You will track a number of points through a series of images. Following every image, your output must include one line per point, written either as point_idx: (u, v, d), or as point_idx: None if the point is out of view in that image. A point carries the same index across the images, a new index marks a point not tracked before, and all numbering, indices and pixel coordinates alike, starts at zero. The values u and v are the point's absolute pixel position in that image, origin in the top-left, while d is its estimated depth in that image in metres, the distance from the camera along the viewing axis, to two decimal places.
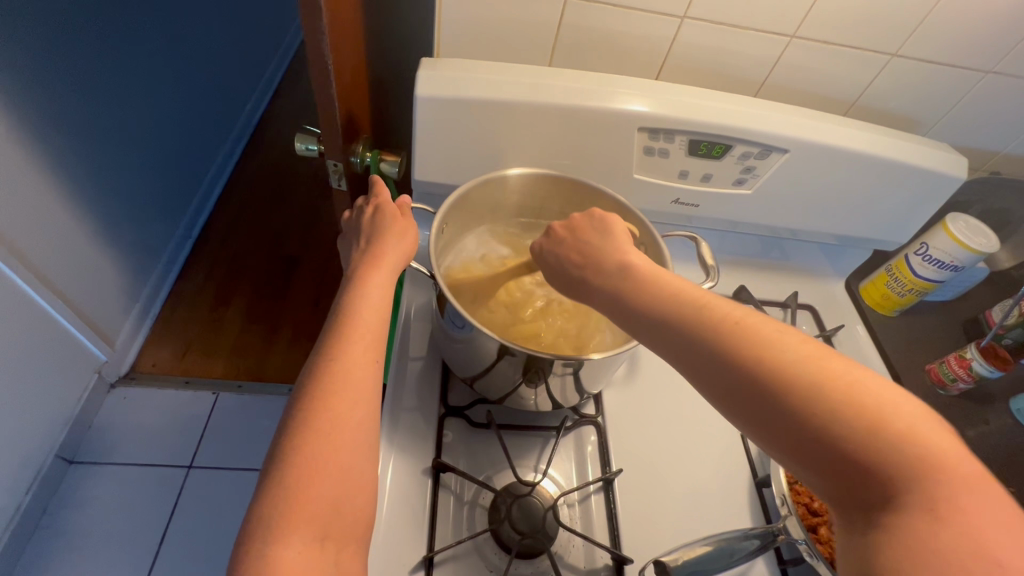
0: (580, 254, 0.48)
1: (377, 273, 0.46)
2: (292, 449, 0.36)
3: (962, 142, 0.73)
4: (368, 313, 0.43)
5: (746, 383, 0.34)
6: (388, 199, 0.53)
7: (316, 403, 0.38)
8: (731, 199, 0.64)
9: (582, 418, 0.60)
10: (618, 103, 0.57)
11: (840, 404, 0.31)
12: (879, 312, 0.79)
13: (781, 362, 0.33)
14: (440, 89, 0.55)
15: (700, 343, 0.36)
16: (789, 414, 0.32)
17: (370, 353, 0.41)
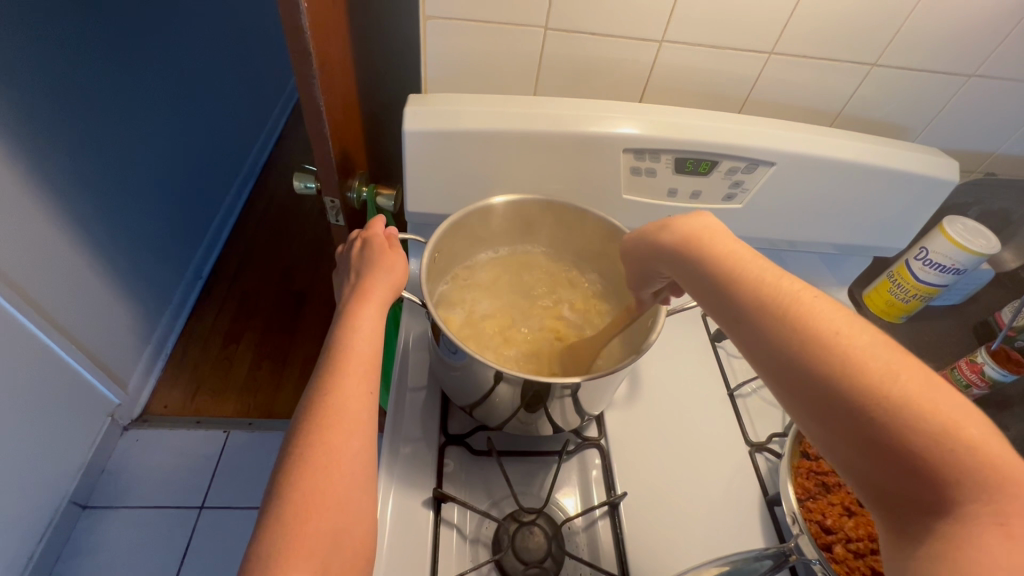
0: (650, 239, 0.46)
1: (369, 304, 0.47)
2: (288, 485, 0.36)
3: (952, 145, 0.73)
4: (361, 345, 0.44)
5: (807, 372, 0.32)
6: (377, 232, 0.54)
7: (310, 437, 0.38)
8: (723, 214, 0.65)
9: (584, 441, 0.59)
10: (602, 126, 0.58)
11: (875, 382, 0.30)
12: (886, 320, 0.77)
13: (817, 326, 0.32)
14: (427, 122, 0.57)
15: (765, 327, 0.34)
16: (851, 410, 0.30)
17: (363, 385, 0.41)
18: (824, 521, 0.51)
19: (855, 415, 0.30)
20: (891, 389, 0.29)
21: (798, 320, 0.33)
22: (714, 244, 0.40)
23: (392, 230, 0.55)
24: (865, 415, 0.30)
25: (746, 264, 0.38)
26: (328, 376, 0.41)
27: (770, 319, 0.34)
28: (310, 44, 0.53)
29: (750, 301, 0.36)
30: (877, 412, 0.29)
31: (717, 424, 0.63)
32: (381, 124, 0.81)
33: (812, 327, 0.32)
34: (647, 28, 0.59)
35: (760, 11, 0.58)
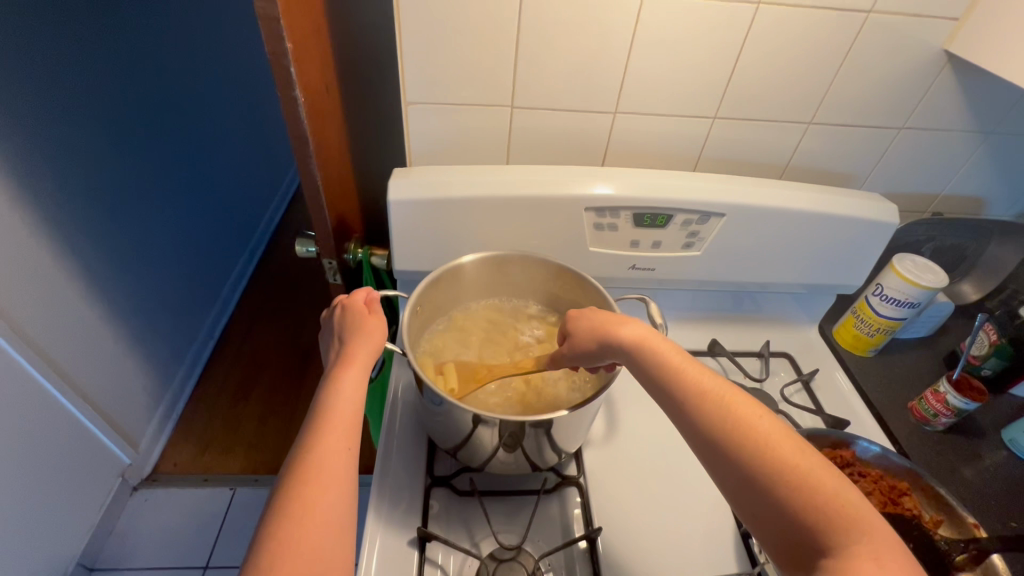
0: (590, 326, 0.55)
1: (354, 366, 0.53)
2: (271, 533, 0.41)
3: (897, 190, 0.79)
4: (343, 404, 0.49)
5: (718, 444, 0.41)
6: (359, 298, 0.61)
7: (293, 490, 0.42)
8: (683, 261, 0.71)
9: (564, 479, 0.62)
10: (564, 188, 0.65)
11: (769, 459, 0.39)
12: (856, 354, 0.80)
13: (720, 408, 0.42)
14: (409, 192, 0.64)
15: (685, 408, 0.44)
16: (750, 473, 0.39)
17: (345, 440, 0.46)
18: None
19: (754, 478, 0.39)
20: (781, 464, 0.38)
21: (714, 409, 0.42)
22: (651, 344, 0.49)
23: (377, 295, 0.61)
24: (763, 485, 0.38)
25: (669, 355, 0.48)
26: (313, 433, 0.46)
27: (694, 409, 0.43)
28: (307, 133, 0.61)
29: (679, 395, 0.45)
30: (771, 482, 0.38)
31: (692, 460, 0.66)
32: (374, 192, 0.90)
33: (721, 419, 0.42)
34: (601, 101, 0.67)
35: (699, 84, 0.66)
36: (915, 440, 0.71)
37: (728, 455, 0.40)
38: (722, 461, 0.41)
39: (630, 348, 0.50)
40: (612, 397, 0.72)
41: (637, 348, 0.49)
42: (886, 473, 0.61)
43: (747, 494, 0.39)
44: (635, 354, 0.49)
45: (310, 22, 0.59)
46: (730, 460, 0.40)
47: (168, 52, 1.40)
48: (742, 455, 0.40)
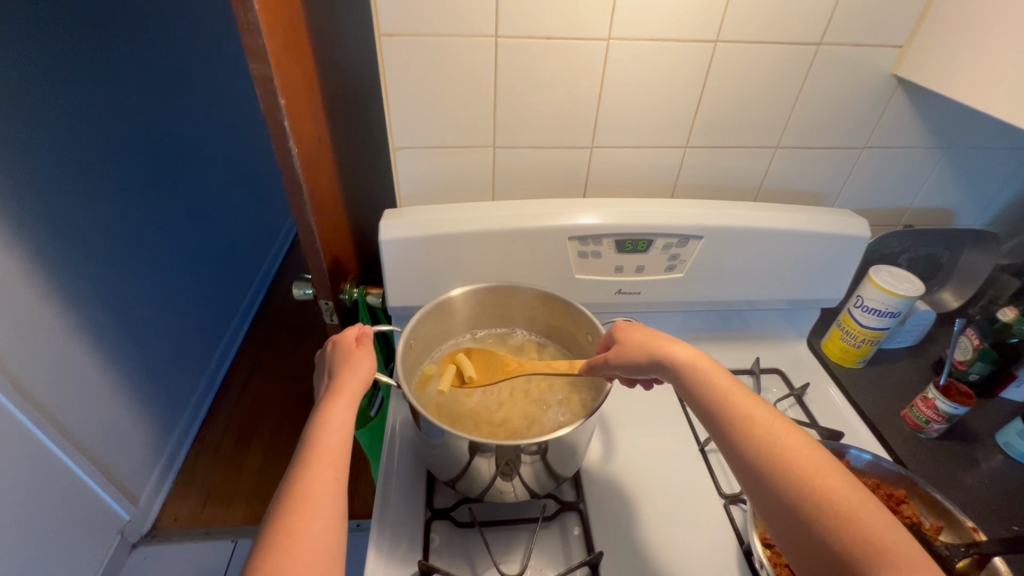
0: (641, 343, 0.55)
1: (344, 399, 0.54)
2: (260, 564, 0.41)
3: (869, 205, 0.83)
4: (333, 434, 0.50)
5: (766, 471, 0.42)
6: (349, 333, 0.63)
7: (282, 521, 0.43)
8: (668, 283, 0.73)
9: (564, 506, 0.62)
10: (547, 219, 0.68)
11: (812, 487, 0.40)
12: (846, 366, 0.82)
13: (771, 438, 0.44)
14: (399, 231, 0.67)
15: (735, 433, 0.45)
16: (794, 503, 0.40)
17: (335, 471, 0.47)
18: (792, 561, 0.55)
19: (799, 510, 0.40)
20: (824, 499, 0.39)
21: (763, 434, 0.44)
22: (701, 367, 0.50)
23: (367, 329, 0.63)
24: (802, 511, 0.40)
25: (722, 381, 0.49)
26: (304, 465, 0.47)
27: (742, 431, 0.45)
28: (301, 182, 0.65)
29: (727, 418, 0.47)
30: (811, 510, 0.40)
31: (690, 480, 0.67)
32: (368, 234, 0.93)
33: (771, 450, 0.43)
34: (576, 137, 0.71)
35: (668, 117, 0.71)
36: (911, 449, 0.71)
37: (771, 478, 0.42)
38: (764, 484, 0.42)
39: (680, 372, 0.51)
40: (609, 421, 0.73)
41: (687, 370, 0.51)
42: (882, 481, 0.61)
43: (786, 516, 0.41)
44: (685, 375, 0.51)
45: (301, 81, 0.63)
46: (771, 484, 0.42)
47: (166, 113, 1.47)
48: (787, 485, 0.41)
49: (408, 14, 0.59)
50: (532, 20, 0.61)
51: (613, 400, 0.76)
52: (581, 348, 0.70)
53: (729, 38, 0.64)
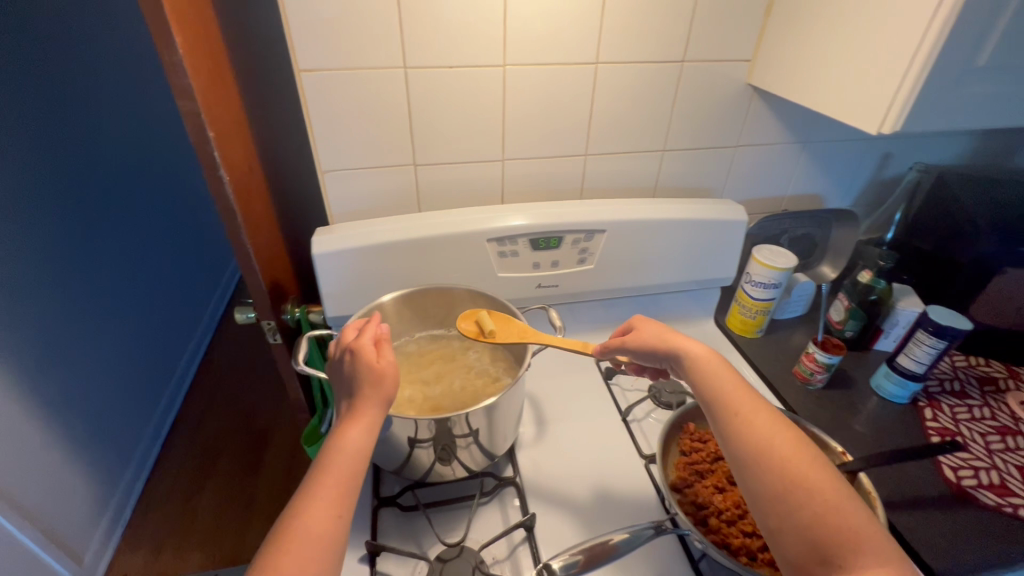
0: (660, 340, 0.58)
1: (360, 422, 0.50)
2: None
3: (751, 195, 0.95)
4: (341, 458, 0.48)
5: (766, 458, 0.46)
6: (366, 337, 0.56)
7: (282, 546, 0.43)
8: (581, 274, 0.82)
9: (502, 481, 0.68)
10: (467, 225, 0.75)
11: (800, 477, 0.45)
12: (747, 336, 0.92)
13: (767, 433, 0.48)
14: (331, 244, 0.73)
15: (740, 422, 0.49)
16: (788, 487, 0.45)
17: (331, 503, 0.46)
18: (697, 499, 0.61)
19: (789, 494, 0.44)
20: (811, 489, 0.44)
21: (764, 432, 0.48)
22: (715, 366, 0.53)
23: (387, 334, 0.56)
24: (788, 492, 0.45)
25: (726, 379, 0.53)
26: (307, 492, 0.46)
27: (740, 426, 0.49)
28: (235, 208, 0.70)
29: (732, 411, 0.50)
30: (801, 499, 0.44)
31: (614, 447, 0.74)
32: (305, 258, 0.98)
33: (769, 442, 0.47)
34: (488, 151, 0.80)
35: (566, 130, 0.81)
36: (803, 401, 0.81)
37: (762, 469, 0.46)
38: (754, 464, 0.47)
39: (692, 366, 0.54)
40: (542, 405, 0.80)
41: (702, 367, 0.54)
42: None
43: (773, 510, 0.45)
44: (698, 372, 0.54)
45: (229, 116, 0.69)
46: (759, 475, 0.46)
47: (97, 161, 1.47)
48: (782, 475, 0.45)
49: (323, 51, 0.67)
50: (436, 53, 0.70)
51: (545, 385, 0.83)
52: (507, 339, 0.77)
53: (607, 59, 0.75)
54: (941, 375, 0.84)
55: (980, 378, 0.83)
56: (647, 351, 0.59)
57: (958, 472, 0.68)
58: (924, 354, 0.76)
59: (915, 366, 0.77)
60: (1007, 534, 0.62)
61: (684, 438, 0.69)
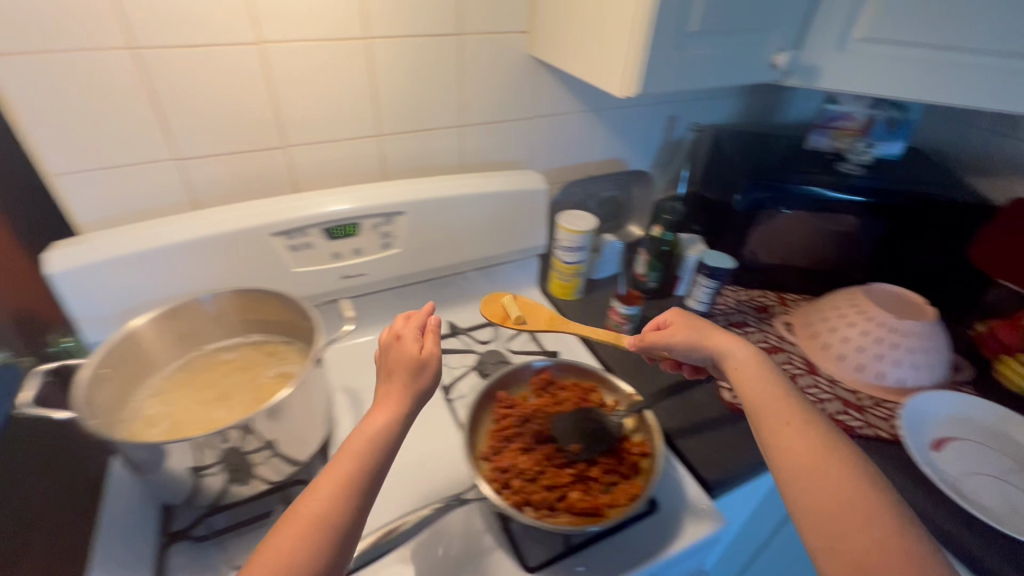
0: (686, 345, 0.60)
1: (384, 408, 0.46)
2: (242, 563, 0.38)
3: (558, 164, 0.99)
4: (355, 441, 0.43)
5: (807, 458, 0.45)
6: (423, 315, 0.53)
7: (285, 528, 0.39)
8: (388, 259, 0.80)
9: (313, 486, 0.64)
10: (244, 220, 0.69)
11: (842, 488, 0.43)
12: (567, 299, 0.97)
13: (806, 437, 0.47)
14: (70, 259, 0.62)
15: (780, 426, 0.48)
16: (820, 490, 0.43)
17: (328, 502, 0.40)
18: (502, 465, 0.63)
19: (817, 505, 0.43)
20: (851, 500, 0.42)
21: (787, 435, 0.47)
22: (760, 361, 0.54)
23: (437, 321, 0.52)
24: (817, 495, 0.43)
25: (752, 385, 0.52)
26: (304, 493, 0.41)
27: (763, 428, 0.49)
28: None
29: (755, 414, 0.50)
30: (838, 516, 0.42)
31: (436, 427, 0.74)
32: None
33: (809, 445, 0.46)
34: (264, 139, 0.74)
35: (350, 111, 0.77)
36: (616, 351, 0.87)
37: (796, 466, 0.45)
38: (795, 463, 0.45)
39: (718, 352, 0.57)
40: (363, 399, 0.77)
41: (745, 364, 0.54)
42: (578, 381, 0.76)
43: (807, 507, 0.43)
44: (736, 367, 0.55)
45: None
46: (789, 471, 0.45)
47: None
48: (820, 470, 0.44)
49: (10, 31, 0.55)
50: (170, 31, 0.62)
51: (367, 378, 0.80)
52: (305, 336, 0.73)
53: (377, 35, 0.72)
54: (727, 310, 0.96)
55: (757, 308, 0.97)
56: (692, 345, 0.60)
57: (733, 393, 0.78)
58: (704, 295, 0.85)
59: (700, 306, 0.86)
60: None
61: (495, 407, 0.71)
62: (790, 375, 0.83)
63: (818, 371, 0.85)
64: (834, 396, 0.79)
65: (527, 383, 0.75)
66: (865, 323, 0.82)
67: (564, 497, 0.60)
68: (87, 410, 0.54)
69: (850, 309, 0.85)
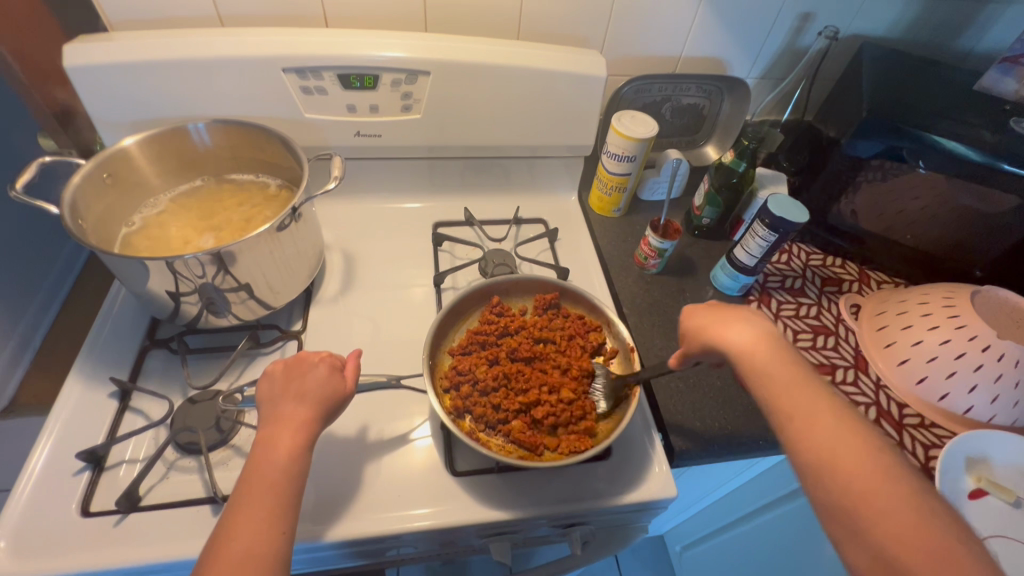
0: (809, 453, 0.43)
1: (288, 423, 0.48)
2: (227, 519, 0.42)
3: (639, 53, 0.81)
4: (264, 479, 0.44)
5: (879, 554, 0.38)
6: (323, 366, 0.53)
7: (237, 506, 0.42)
8: (405, 124, 0.72)
9: (286, 334, 0.66)
10: (253, 49, 0.63)
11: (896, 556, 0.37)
12: (603, 215, 0.86)
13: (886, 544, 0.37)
14: (86, 58, 0.60)
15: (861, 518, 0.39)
16: None
17: (249, 496, 0.43)
18: (457, 364, 0.60)
19: None
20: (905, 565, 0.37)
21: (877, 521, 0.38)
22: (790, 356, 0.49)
23: (350, 359, 0.56)
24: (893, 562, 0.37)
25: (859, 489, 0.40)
26: (258, 428, 0.49)
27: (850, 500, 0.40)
28: None
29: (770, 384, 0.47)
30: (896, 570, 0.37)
31: (412, 315, 0.71)
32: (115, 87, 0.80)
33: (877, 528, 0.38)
34: None
35: None
36: (633, 285, 0.77)
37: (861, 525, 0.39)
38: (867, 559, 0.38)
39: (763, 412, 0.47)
40: (357, 267, 0.76)
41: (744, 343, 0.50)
42: (583, 314, 0.67)
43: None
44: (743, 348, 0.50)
45: None
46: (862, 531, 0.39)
47: None
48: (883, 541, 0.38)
49: None
50: None
51: (367, 238, 0.79)
52: (292, 169, 0.69)
53: None
54: (786, 271, 0.82)
55: (826, 278, 0.82)
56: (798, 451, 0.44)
57: None
58: (757, 247, 0.71)
59: (748, 259, 0.72)
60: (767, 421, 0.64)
61: (486, 309, 0.67)
62: (829, 364, 0.70)
63: (867, 369, 0.71)
64: (870, 402, 0.67)
65: (532, 295, 0.68)
66: (950, 331, 0.64)
67: (504, 422, 0.57)
68: (65, 211, 0.54)
69: (938, 304, 0.67)
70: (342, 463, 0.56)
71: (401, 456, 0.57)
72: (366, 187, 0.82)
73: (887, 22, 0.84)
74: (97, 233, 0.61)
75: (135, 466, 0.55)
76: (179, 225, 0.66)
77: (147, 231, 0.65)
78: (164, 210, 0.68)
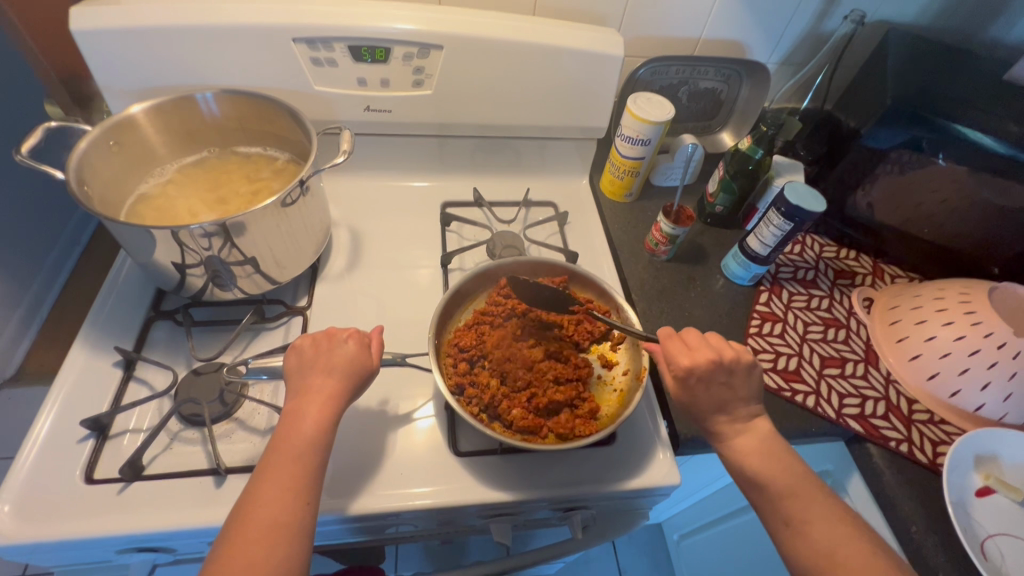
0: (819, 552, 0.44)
1: (316, 395, 0.48)
2: (253, 486, 0.42)
3: (658, 32, 0.79)
4: (290, 449, 0.44)
5: None
6: (352, 342, 0.52)
7: (265, 474, 0.43)
8: (416, 100, 0.71)
9: (291, 309, 0.65)
10: (262, 17, 0.62)
11: None
12: (614, 199, 0.85)
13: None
14: (91, 21, 0.58)
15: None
16: None
17: (276, 464, 0.43)
18: (463, 345, 0.60)
19: None
20: None
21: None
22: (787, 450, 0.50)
23: (377, 335, 0.55)
24: None
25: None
26: (288, 397, 0.49)
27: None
28: None
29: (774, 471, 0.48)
30: None
31: (418, 294, 0.70)
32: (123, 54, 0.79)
33: None
34: None
35: None
36: (642, 272, 0.76)
37: None
38: None
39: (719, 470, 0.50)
40: (364, 245, 0.75)
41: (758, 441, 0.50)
42: (592, 299, 0.66)
43: None
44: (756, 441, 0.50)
45: None
46: None
47: None
48: None
49: None
50: None
51: (375, 215, 0.79)
52: (300, 143, 0.68)
53: None
54: (799, 262, 0.80)
55: (839, 270, 0.80)
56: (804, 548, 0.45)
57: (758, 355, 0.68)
58: (772, 235, 0.69)
59: (761, 248, 0.71)
60: (774, 412, 0.63)
61: (492, 291, 0.66)
62: (839, 357, 0.69)
63: (877, 363, 0.70)
64: (879, 396, 0.66)
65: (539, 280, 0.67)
66: (965, 327, 0.63)
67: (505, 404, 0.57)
68: (71, 176, 0.54)
69: (954, 299, 0.65)
70: (345, 439, 0.56)
71: (404, 435, 0.57)
72: (374, 163, 0.80)
73: (915, 7, 0.81)
74: (103, 200, 0.61)
75: (139, 435, 0.55)
76: (185, 195, 0.65)
77: (152, 200, 0.64)
78: (170, 180, 0.67)
